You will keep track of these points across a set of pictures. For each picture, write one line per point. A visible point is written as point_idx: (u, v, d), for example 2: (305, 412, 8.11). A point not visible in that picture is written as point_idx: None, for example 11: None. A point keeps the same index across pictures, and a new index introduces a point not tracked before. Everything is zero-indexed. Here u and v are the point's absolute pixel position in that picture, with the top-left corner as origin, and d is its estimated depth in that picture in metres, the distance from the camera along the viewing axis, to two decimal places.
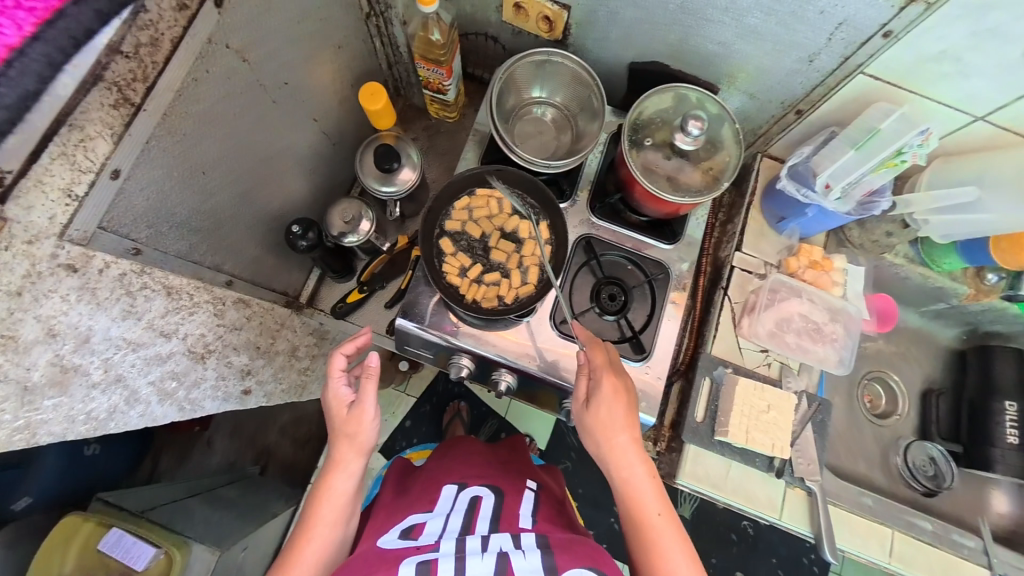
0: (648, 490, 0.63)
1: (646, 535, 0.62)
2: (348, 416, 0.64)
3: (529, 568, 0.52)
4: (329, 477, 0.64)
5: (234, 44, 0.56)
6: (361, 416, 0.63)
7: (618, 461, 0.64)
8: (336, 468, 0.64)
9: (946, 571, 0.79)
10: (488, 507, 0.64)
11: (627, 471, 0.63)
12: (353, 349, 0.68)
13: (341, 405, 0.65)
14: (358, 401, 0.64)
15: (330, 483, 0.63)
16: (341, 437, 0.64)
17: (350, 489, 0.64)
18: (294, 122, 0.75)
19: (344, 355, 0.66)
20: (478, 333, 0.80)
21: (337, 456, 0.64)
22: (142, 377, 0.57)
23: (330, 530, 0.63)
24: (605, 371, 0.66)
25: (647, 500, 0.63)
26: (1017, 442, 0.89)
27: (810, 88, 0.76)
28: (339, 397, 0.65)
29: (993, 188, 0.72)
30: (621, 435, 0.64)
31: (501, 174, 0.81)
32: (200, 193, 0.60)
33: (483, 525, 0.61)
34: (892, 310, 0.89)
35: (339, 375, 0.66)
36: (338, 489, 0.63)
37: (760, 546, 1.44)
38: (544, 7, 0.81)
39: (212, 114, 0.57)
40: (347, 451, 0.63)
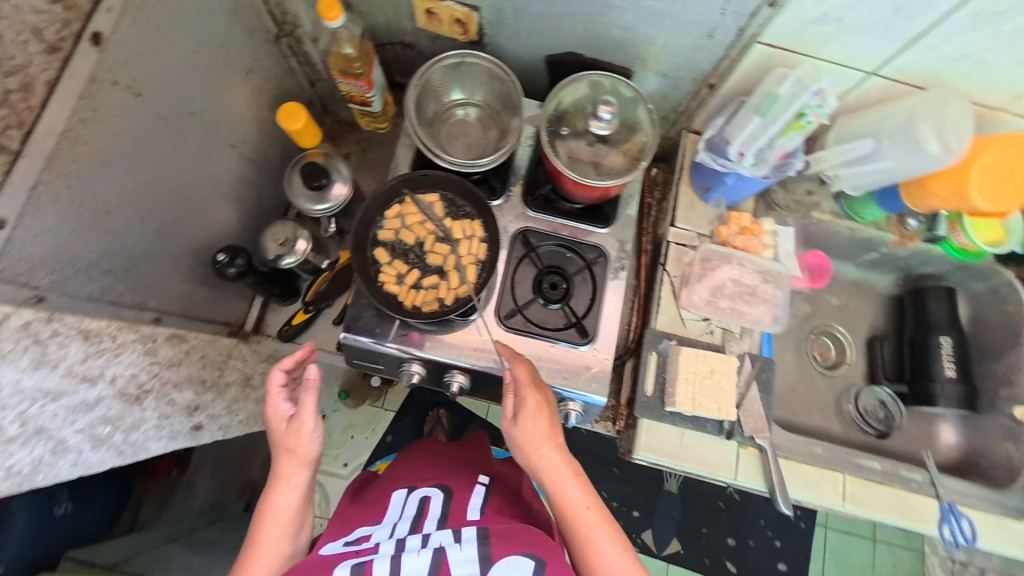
0: (580, 496, 0.62)
1: (582, 544, 0.61)
2: (287, 430, 0.64)
3: (464, 559, 0.55)
4: (273, 492, 0.64)
5: (122, 80, 0.56)
6: (299, 429, 0.63)
7: (548, 474, 0.63)
8: (280, 482, 0.64)
9: (896, 505, 0.84)
10: (436, 507, 0.66)
11: (558, 481, 0.63)
12: (293, 364, 0.69)
13: (279, 421, 0.65)
14: (296, 415, 0.64)
15: (274, 499, 0.63)
16: (283, 452, 0.64)
17: (294, 503, 0.64)
18: (209, 151, 0.74)
19: (281, 371, 0.67)
20: (437, 338, 0.81)
21: (280, 471, 0.64)
22: (67, 426, 0.56)
23: (277, 546, 0.63)
24: (528, 386, 0.66)
25: (579, 508, 0.62)
26: (955, 374, 0.95)
27: (715, 62, 0.79)
28: (277, 413, 0.65)
29: (891, 138, 0.75)
30: (548, 448, 0.64)
31: (428, 178, 0.82)
32: (108, 233, 0.59)
33: (430, 524, 0.63)
34: (825, 264, 0.94)
35: (277, 391, 0.66)
36: (282, 504, 0.63)
37: (747, 509, 1.47)
38: (452, 10, 0.81)
39: (108, 152, 0.56)
40: (289, 465, 0.64)
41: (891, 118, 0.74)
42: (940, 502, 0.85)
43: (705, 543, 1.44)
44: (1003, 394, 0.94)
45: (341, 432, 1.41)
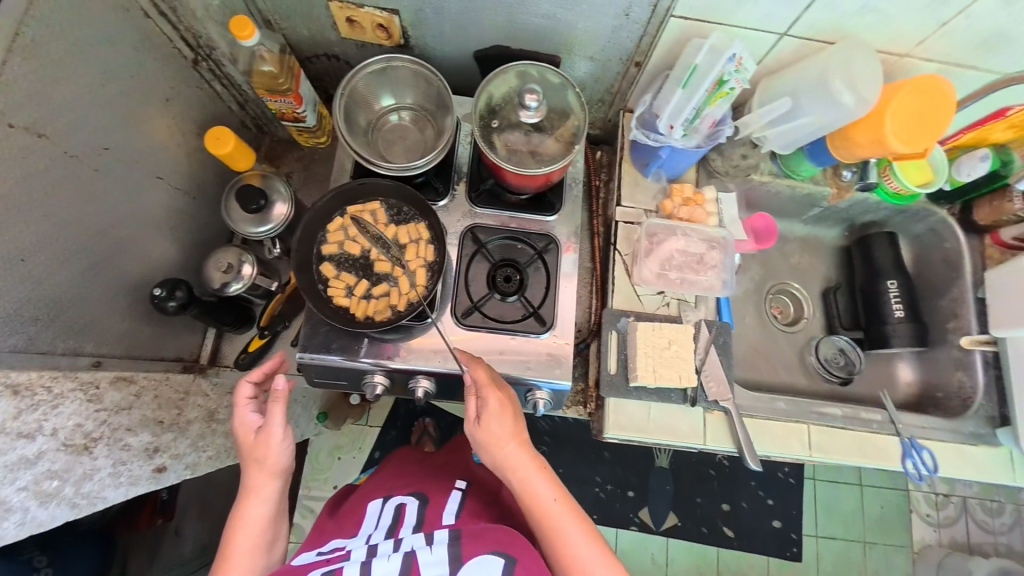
0: (547, 492, 0.62)
1: (551, 539, 0.61)
2: (256, 440, 0.61)
3: (435, 560, 0.55)
4: (244, 505, 0.61)
5: (21, 122, 0.54)
6: (269, 439, 0.60)
7: (514, 472, 0.63)
8: (251, 494, 0.61)
9: (861, 448, 0.88)
10: (411, 514, 0.65)
11: (525, 477, 0.62)
12: (261, 375, 0.66)
13: (249, 431, 0.62)
14: (265, 424, 0.61)
15: (244, 511, 0.60)
16: (252, 464, 0.61)
17: (266, 514, 0.61)
18: (136, 186, 0.72)
19: (250, 382, 0.64)
20: (401, 346, 0.81)
21: (250, 483, 0.61)
22: (8, 485, 0.55)
23: (247, 561, 0.60)
24: (489, 387, 0.64)
25: (547, 504, 0.62)
26: (904, 314, 0.99)
27: (637, 39, 0.80)
28: (245, 424, 0.63)
29: (808, 93, 0.77)
30: (513, 446, 0.63)
31: (366, 187, 0.81)
32: (27, 282, 0.57)
33: (405, 531, 0.62)
34: (772, 226, 0.95)
35: (245, 402, 0.64)
36: (253, 516, 0.61)
37: (737, 474, 1.50)
38: (372, 16, 0.81)
39: (13, 198, 0.54)
40: (258, 477, 0.61)
41: (807, 76, 0.77)
42: (901, 438, 0.88)
43: (700, 512, 1.47)
44: (951, 327, 0.98)
45: (327, 454, 1.39)
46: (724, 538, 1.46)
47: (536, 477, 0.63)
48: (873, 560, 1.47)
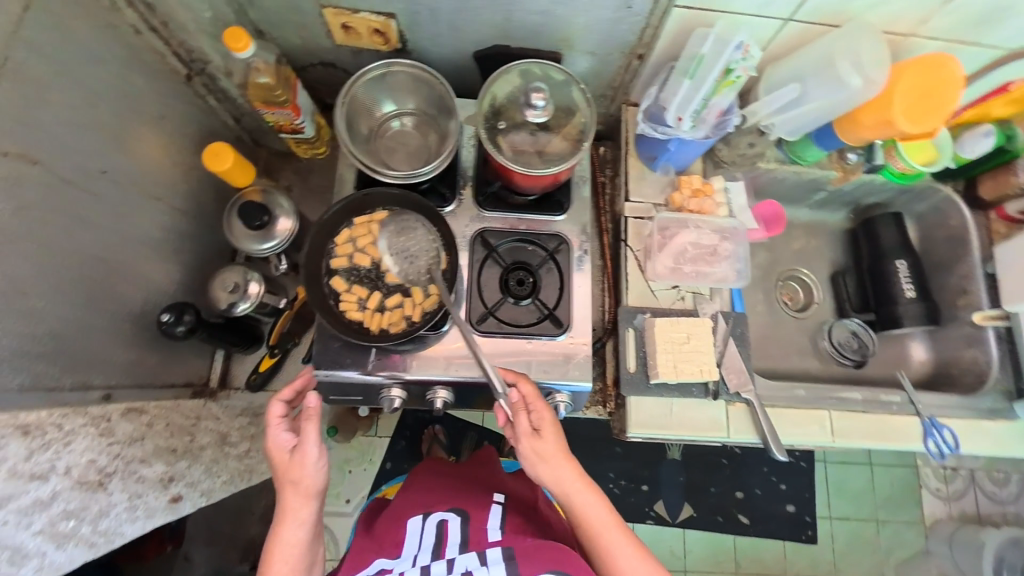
0: (595, 505, 0.63)
1: (598, 549, 0.62)
2: (291, 462, 0.63)
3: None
4: (280, 528, 0.62)
5: (11, 149, 0.51)
6: (304, 461, 0.62)
7: (564, 486, 0.62)
8: (286, 518, 0.62)
9: (881, 431, 0.87)
10: (455, 532, 0.65)
11: (573, 492, 0.62)
12: (292, 395, 0.69)
13: (283, 452, 0.64)
14: (300, 446, 0.63)
15: (280, 534, 0.62)
16: (287, 486, 0.63)
17: (303, 537, 0.63)
18: (135, 209, 0.70)
19: (282, 403, 0.67)
20: (417, 356, 0.79)
21: (285, 506, 0.62)
22: (22, 530, 0.52)
23: None
24: (537, 401, 0.64)
25: (595, 517, 0.62)
26: (914, 294, 0.99)
27: (639, 31, 0.79)
28: (279, 445, 0.64)
29: (816, 78, 0.77)
30: (560, 462, 0.62)
31: (371, 198, 0.79)
32: (28, 317, 0.54)
33: (453, 550, 0.62)
34: (780, 212, 0.95)
35: (277, 422, 0.66)
36: (289, 539, 0.62)
37: (748, 461, 1.50)
38: (368, 20, 0.78)
39: (9, 230, 0.51)
40: (294, 500, 0.62)
41: (812, 60, 0.76)
42: (921, 419, 0.88)
43: (714, 502, 1.47)
44: (962, 304, 0.99)
45: (338, 468, 1.36)
46: (740, 526, 1.46)
47: (586, 491, 0.62)
48: (886, 538, 1.48)
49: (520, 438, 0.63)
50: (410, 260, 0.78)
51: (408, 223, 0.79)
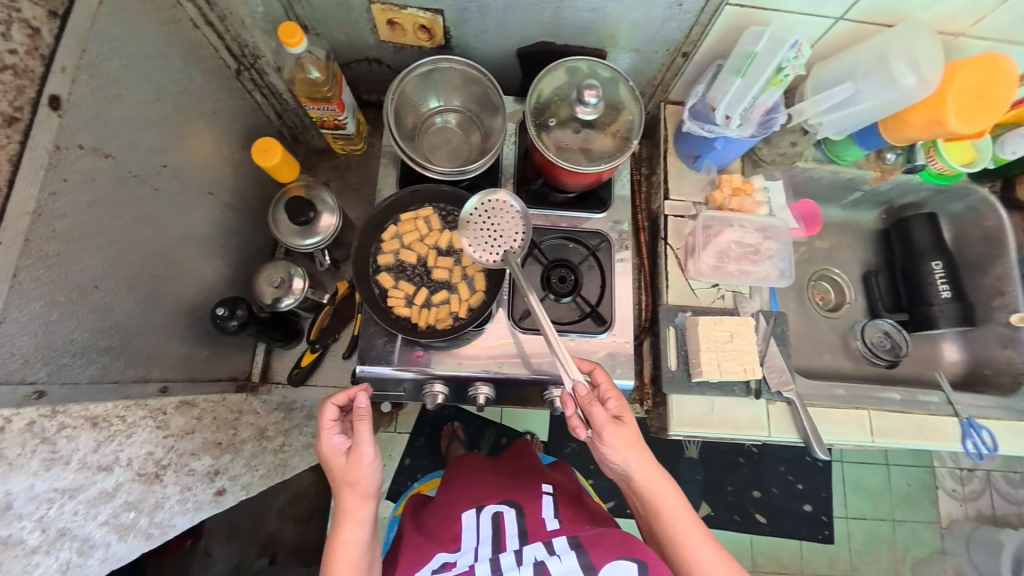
0: (673, 497, 0.68)
1: (674, 534, 0.67)
2: (347, 464, 0.65)
3: (566, 570, 0.60)
4: (342, 529, 0.66)
5: (87, 143, 0.52)
6: (360, 461, 0.64)
7: (647, 476, 0.67)
8: (347, 518, 0.66)
9: (920, 429, 0.88)
10: (512, 523, 0.69)
11: (655, 483, 0.67)
12: (344, 399, 0.69)
13: (337, 455, 0.66)
14: (354, 447, 0.65)
15: (342, 534, 0.65)
16: (345, 487, 0.66)
17: (364, 536, 0.66)
18: (183, 206, 0.71)
19: (334, 405, 0.68)
20: (451, 353, 0.78)
21: (345, 507, 0.66)
22: (90, 522, 0.52)
23: None
24: (611, 392, 0.70)
25: (670, 505, 0.67)
26: (950, 295, 0.98)
27: (687, 30, 0.78)
28: (334, 448, 0.67)
29: (865, 77, 0.77)
30: (639, 453, 0.66)
31: (418, 194, 0.79)
32: (97, 310, 0.55)
33: (514, 542, 0.66)
34: (815, 212, 0.95)
35: (329, 426, 0.67)
36: (351, 539, 0.65)
37: (766, 459, 1.47)
38: (415, 17, 0.77)
39: (82, 224, 0.52)
40: (353, 500, 0.65)
41: (863, 60, 0.77)
42: (959, 419, 0.89)
43: (731, 501, 1.44)
44: (997, 304, 0.99)
45: None
46: (757, 525, 1.43)
47: (665, 483, 0.67)
48: (904, 537, 1.47)
49: (605, 427, 0.64)
50: (492, 243, 0.75)
51: (496, 206, 0.76)
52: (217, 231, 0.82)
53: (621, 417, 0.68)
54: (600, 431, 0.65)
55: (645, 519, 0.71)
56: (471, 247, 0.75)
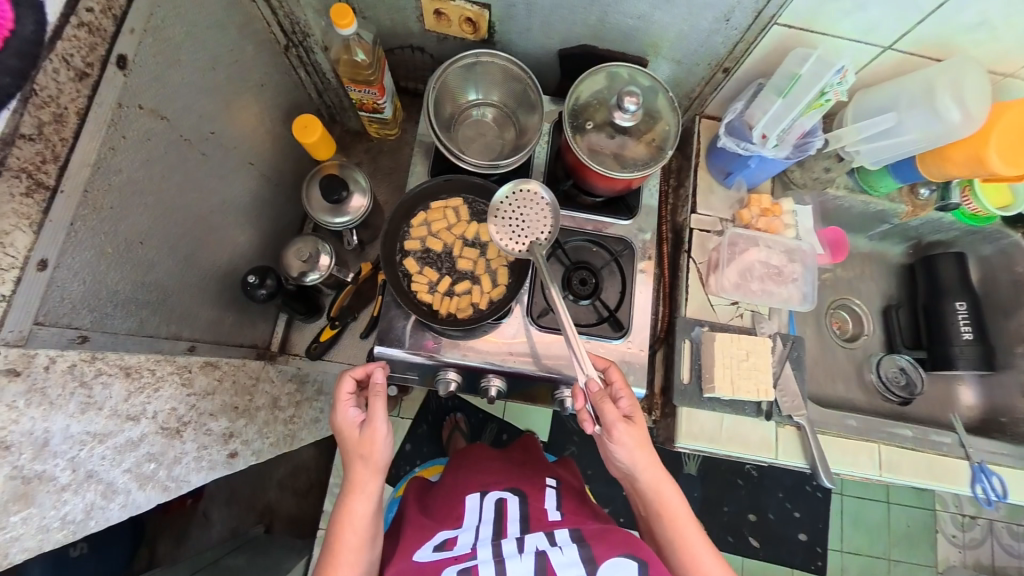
0: (678, 501, 0.69)
1: (676, 536, 0.69)
2: (361, 438, 0.67)
3: (568, 561, 0.61)
4: (351, 500, 0.68)
5: (147, 104, 0.55)
6: (373, 436, 0.66)
7: (653, 478, 0.68)
8: (356, 490, 0.68)
9: (931, 469, 0.87)
10: (515, 509, 0.72)
11: (661, 485, 0.69)
12: (362, 374, 0.72)
13: (352, 428, 0.68)
14: (368, 421, 0.67)
15: (350, 505, 0.67)
16: (356, 459, 0.68)
17: (371, 510, 0.68)
18: (223, 173, 0.74)
19: (352, 378, 0.70)
20: (461, 345, 0.78)
21: (355, 479, 0.68)
22: (115, 468, 0.54)
23: (355, 554, 0.67)
24: (624, 390, 0.71)
25: (674, 507, 0.69)
26: (972, 337, 0.96)
27: (731, 45, 0.77)
28: (349, 420, 0.69)
29: (908, 109, 0.77)
30: (647, 453, 0.67)
31: (450, 184, 0.81)
32: (139, 265, 0.58)
33: (514, 526, 0.69)
34: (842, 239, 0.95)
35: (346, 398, 0.70)
36: (359, 511, 0.67)
37: (766, 483, 1.46)
38: (462, 9, 0.78)
39: (136, 181, 0.55)
40: (364, 473, 0.67)
41: (909, 90, 0.77)
42: (970, 462, 0.88)
43: (726, 521, 1.42)
44: (1020, 351, 0.97)
45: None
46: (750, 548, 1.42)
47: (670, 485, 0.69)
48: None
49: (615, 425, 0.65)
50: (519, 233, 0.76)
51: (528, 196, 0.77)
52: (250, 201, 0.83)
53: (631, 417, 0.69)
54: (610, 428, 0.65)
55: (648, 522, 0.73)
56: (499, 235, 0.75)
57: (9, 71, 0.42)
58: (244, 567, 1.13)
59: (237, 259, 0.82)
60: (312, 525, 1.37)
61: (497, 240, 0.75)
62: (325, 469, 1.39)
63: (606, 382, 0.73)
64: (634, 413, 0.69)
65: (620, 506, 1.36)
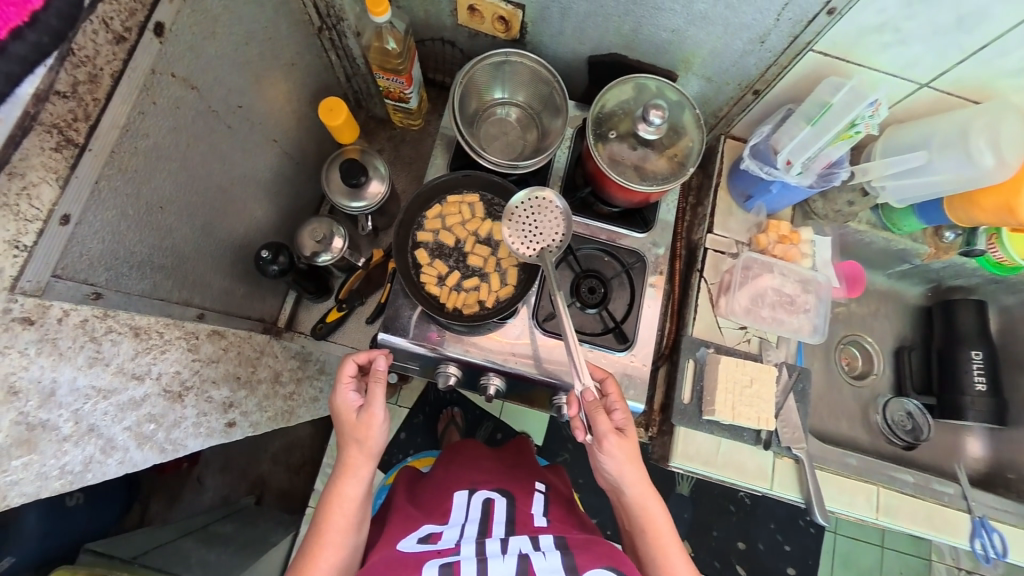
0: (663, 518, 0.69)
1: (658, 555, 0.68)
2: (357, 422, 0.68)
3: (550, 568, 0.61)
4: (342, 482, 0.68)
5: (179, 73, 0.56)
6: (370, 421, 0.67)
7: (640, 493, 0.68)
8: (348, 473, 0.68)
9: (929, 517, 0.85)
10: (501, 511, 0.73)
11: (647, 502, 0.68)
12: (365, 359, 0.73)
13: (350, 411, 0.69)
14: (366, 406, 0.68)
15: (341, 488, 0.68)
16: (351, 443, 0.68)
17: (360, 494, 0.68)
18: (248, 147, 0.75)
19: (355, 362, 0.71)
20: (464, 340, 0.79)
21: (348, 462, 0.68)
22: (116, 424, 0.55)
23: (341, 536, 0.67)
24: (619, 402, 0.70)
25: (660, 525, 0.69)
26: (985, 388, 0.94)
27: (764, 68, 0.77)
28: (348, 404, 0.69)
29: (940, 150, 0.75)
30: (636, 467, 0.67)
31: (468, 179, 0.81)
32: (158, 229, 0.60)
33: (499, 528, 0.69)
34: (859, 274, 0.93)
35: (347, 381, 0.70)
36: (349, 494, 0.68)
37: (758, 512, 1.44)
38: (496, 7, 0.78)
39: (162, 147, 0.57)
40: (357, 457, 0.68)
41: (943, 129, 0.75)
42: (971, 516, 0.86)
43: (714, 546, 1.41)
44: None
45: None
46: None
47: (657, 503, 0.69)
48: None
49: (606, 436, 0.65)
50: (532, 236, 0.76)
51: (542, 203, 0.77)
52: (271, 177, 0.85)
53: (623, 430, 0.68)
54: (601, 439, 0.65)
55: (631, 536, 0.72)
56: (510, 237, 0.76)
57: (47, 31, 0.39)
58: (230, 537, 1.15)
59: (253, 232, 0.83)
60: (301, 501, 1.39)
61: (508, 240, 0.75)
62: (319, 447, 1.41)
63: (603, 393, 0.73)
64: (626, 426, 0.68)
65: (607, 518, 1.36)
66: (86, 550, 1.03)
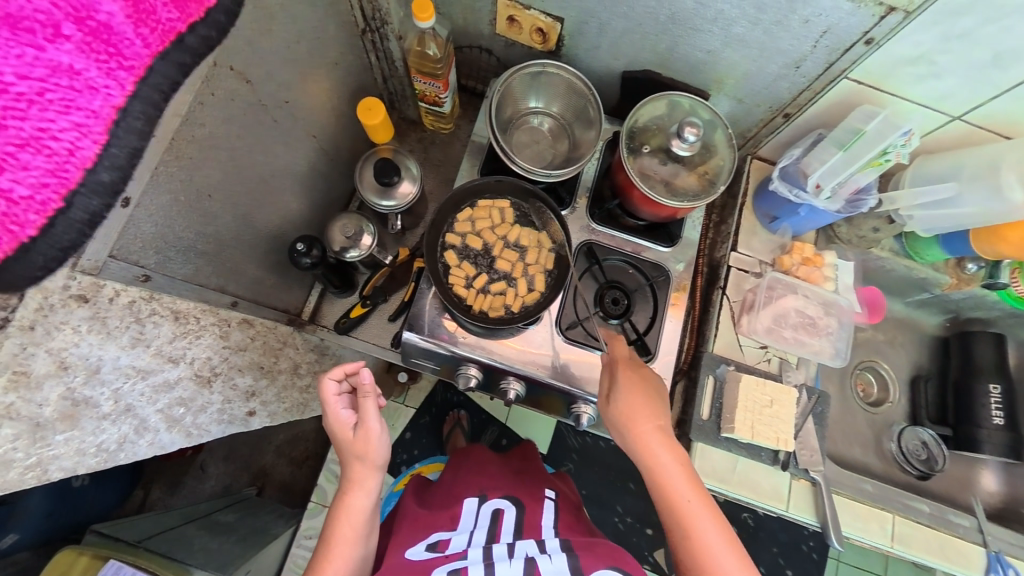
0: (682, 482, 0.63)
1: (680, 523, 0.62)
2: (355, 438, 0.68)
3: (556, 569, 0.61)
4: (348, 496, 0.69)
5: (237, 66, 0.58)
6: (367, 436, 0.67)
7: (642, 455, 0.65)
8: (354, 486, 0.69)
9: (944, 550, 0.85)
10: (510, 518, 0.73)
11: (654, 461, 0.64)
12: (342, 373, 0.70)
13: (345, 427, 0.69)
14: (361, 422, 0.68)
15: (349, 500, 0.69)
16: (353, 460, 0.69)
17: (367, 506, 0.69)
18: (291, 141, 0.77)
19: (333, 381, 0.69)
20: (485, 342, 0.79)
21: (353, 477, 0.69)
22: (150, 405, 0.56)
23: (348, 550, 0.67)
24: (621, 364, 0.69)
25: (677, 491, 0.63)
26: (1003, 422, 0.93)
27: (796, 92, 0.78)
28: (341, 420, 0.69)
29: (971, 181, 0.76)
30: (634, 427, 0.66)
31: (500, 184, 0.82)
32: (204, 216, 0.61)
33: (507, 535, 0.69)
34: (879, 300, 0.94)
35: (334, 399, 0.69)
36: (356, 505, 0.69)
37: (761, 535, 1.42)
38: (537, 19, 0.80)
39: (215, 137, 0.58)
40: (361, 471, 0.68)
41: (973, 162, 0.76)
42: (987, 550, 0.86)
43: None
44: None
45: None
46: None
47: (668, 462, 0.64)
48: None
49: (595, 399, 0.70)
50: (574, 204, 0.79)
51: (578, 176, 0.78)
52: (307, 170, 0.86)
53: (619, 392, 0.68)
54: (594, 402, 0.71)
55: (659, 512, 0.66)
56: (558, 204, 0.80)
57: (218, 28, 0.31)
58: (233, 526, 1.15)
59: (286, 224, 0.85)
60: (302, 495, 1.39)
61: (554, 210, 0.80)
62: (324, 442, 1.41)
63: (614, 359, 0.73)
64: (612, 392, 0.68)
65: (609, 529, 1.35)
66: (93, 533, 1.04)
